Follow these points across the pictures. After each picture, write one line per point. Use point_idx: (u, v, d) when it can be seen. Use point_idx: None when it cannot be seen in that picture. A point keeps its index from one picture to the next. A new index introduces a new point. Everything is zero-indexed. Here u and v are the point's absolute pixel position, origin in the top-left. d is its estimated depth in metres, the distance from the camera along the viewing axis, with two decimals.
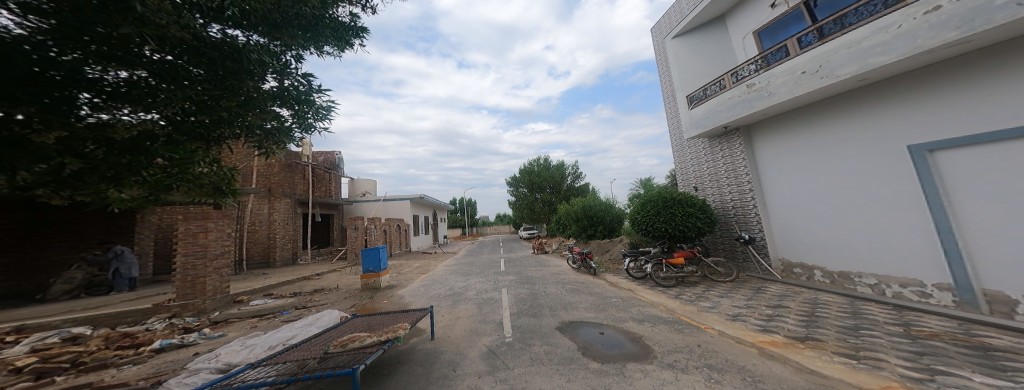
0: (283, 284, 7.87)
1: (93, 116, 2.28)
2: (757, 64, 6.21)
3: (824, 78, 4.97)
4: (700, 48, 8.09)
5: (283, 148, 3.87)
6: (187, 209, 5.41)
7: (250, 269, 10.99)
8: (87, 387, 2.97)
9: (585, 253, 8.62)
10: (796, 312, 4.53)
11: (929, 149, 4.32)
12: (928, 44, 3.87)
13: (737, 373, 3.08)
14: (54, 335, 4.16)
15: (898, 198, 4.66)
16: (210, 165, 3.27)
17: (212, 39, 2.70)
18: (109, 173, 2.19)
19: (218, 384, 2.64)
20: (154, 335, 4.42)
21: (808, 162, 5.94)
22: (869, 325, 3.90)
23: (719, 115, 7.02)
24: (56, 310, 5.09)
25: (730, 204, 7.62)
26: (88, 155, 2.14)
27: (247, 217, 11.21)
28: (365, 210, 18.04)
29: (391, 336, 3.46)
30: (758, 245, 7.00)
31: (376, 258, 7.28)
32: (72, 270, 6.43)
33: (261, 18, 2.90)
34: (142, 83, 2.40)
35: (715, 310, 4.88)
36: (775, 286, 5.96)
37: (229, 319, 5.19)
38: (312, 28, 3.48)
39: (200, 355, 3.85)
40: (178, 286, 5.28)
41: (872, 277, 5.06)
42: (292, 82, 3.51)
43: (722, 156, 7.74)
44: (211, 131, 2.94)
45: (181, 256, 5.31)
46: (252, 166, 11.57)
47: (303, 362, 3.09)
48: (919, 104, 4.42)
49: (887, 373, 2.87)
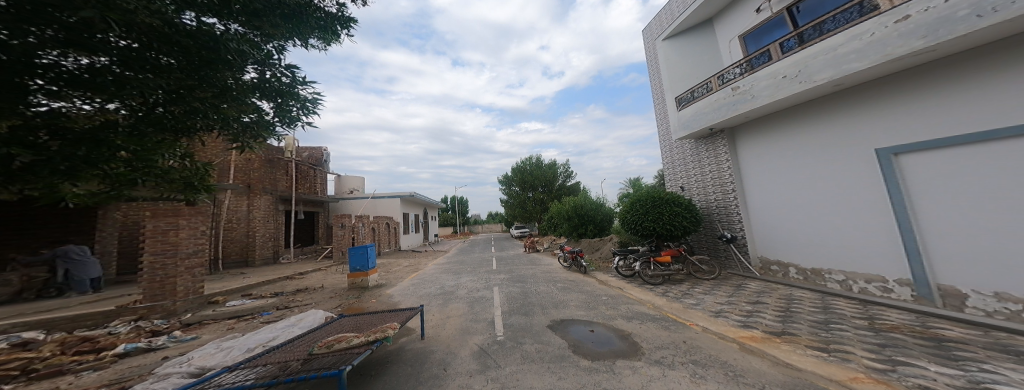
0: (264, 283, 7.52)
1: (47, 104, 2.08)
2: (742, 68, 6.45)
3: (803, 83, 5.19)
4: (688, 52, 8.31)
5: (264, 143, 3.63)
6: (156, 206, 5.06)
7: (227, 268, 10.43)
8: None
9: (575, 251, 8.73)
10: (773, 308, 4.80)
11: (895, 152, 4.64)
12: (896, 52, 4.12)
13: (720, 368, 3.22)
14: (1, 340, 3.83)
15: (866, 199, 5.00)
16: (180, 159, 3.08)
17: (186, 27, 2.44)
18: (63, 166, 1.97)
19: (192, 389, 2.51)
20: (118, 338, 4.12)
21: (786, 164, 6.27)
22: (838, 319, 4.19)
23: (705, 117, 7.26)
24: (1, 313, 4.65)
25: (714, 203, 7.92)
26: (37, 146, 1.94)
27: (224, 214, 10.60)
28: (352, 207, 17.49)
29: (380, 336, 3.36)
30: (739, 243, 7.34)
31: (364, 257, 7.03)
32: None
33: (239, 5, 2.68)
34: (105, 72, 2.17)
35: (699, 307, 5.08)
36: (754, 283, 6.25)
37: (204, 321, 4.91)
38: (296, 17, 3.25)
39: (170, 359, 3.62)
40: (146, 286, 4.91)
41: (841, 274, 5.43)
42: (274, 73, 3.30)
43: (707, 156, 8.02)
44: (181, 123, 2.74)
45: (148, 254, 4.94)
46: (229, 161, 10.94)
47: (285, 364, 2.97)
48: (887, 109, 4.73)
49: (854, 364, 3.09)
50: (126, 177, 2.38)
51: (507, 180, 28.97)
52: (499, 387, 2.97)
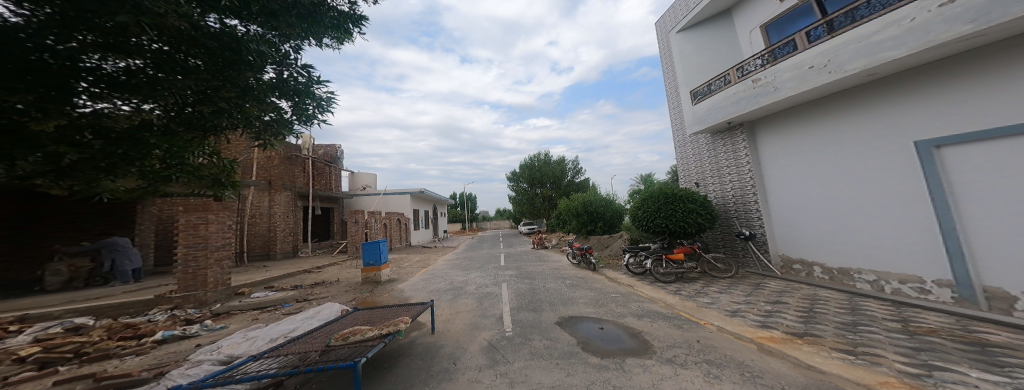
0: (283, 276, 7.90)
1: (90, 106, 2.27)
2: (763, 59, 6.17)
3: (832, 73, 4.93)
4: (704, 43, 8.06)
5: (282, 141, 3.84)
6: (188, 201, 5.41)
7: (251, 261, 11.05)
8: (91, 378, 3.01)
9: (584, 248, 8.62)
10: (795, 308, 4.55)
11: (936, 145, 4.30)
12: (940, 38, 3.83)
13: (736, 368, 3.10)
14: (56, 325, 4.24)
15: (901, 194, 4.67)
16: (208, 157, 3.33)
17: (210, 29, 2.66)
18: (104, 164, 2.22)
19: (221, 376, 2.68)
20: (156, 326, 4.47)
21: (812, 158, 5.93)
22: (867, 321, 3.91)
23: (723, 110, 7.00)
24: (55, 301, 5.13)
25: (732, 200, 7.59)
26: (82, 145, 2.15)
27: (247, 210, 11.23)
28: (365, 203, 18.08)
29: (393, 330, 3.47)
30: (758, 241, 7.00)
31: (376, 251, 7.25)
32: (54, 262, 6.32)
33: (259, 7, 2.88)
34: (140, 74, 2.37)
35: (714, 306, 4.89)
36: (774, 282, 5.95)
37: (230, 311, 5.23)
38: (311, 17, 3.44)
39: (202, 347, 3.88)
40: (180, 278, 5.31)
41: (872, 274, 5.08)
42: (291, 73, 3.49)
43: (724, 151, 7.72)
44: (209, 122, 2.95)
45: (182, 247, 5.32)
46: (251, 159, 11.54)
47: (305, 355, 3.11)
48: (928, 99, 4.39)
49: (884, 368, 2.89)
50: (161, 174, 2.61)
51: (515, 176, 28.93)
52: (507, 382, 2.99)
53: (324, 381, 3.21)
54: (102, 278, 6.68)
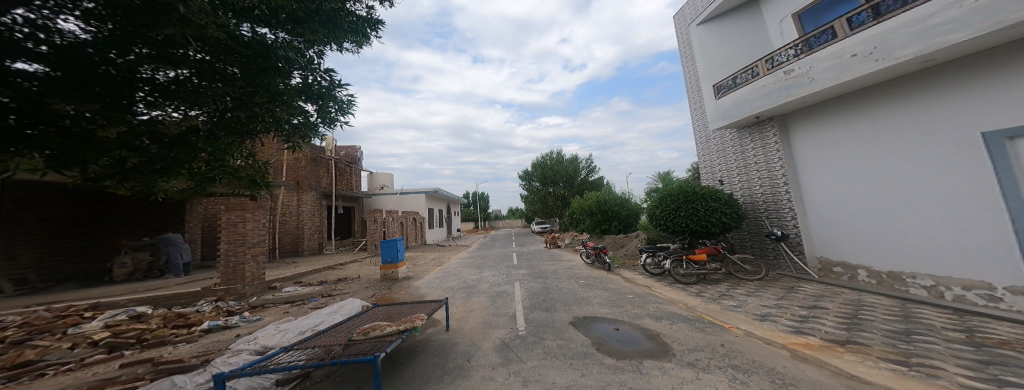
0: (310, 272, 8.42)
1: (147, 113, 2.56)
2: (796, 49, 5.77)
3: (878, 61, 4.50)
4: (728, 35, 7.70)
5: (308, 142, 4.16)
6: (229, 200, 5.95)
7: (282, 257, 11.94)
8: (149, 363, 3.39)
9: (599, 247, 8.39)
10: (835, 314, 4.12)
11: (1008, 136, 3.80)
12: (1013, 18, 3.39)
13: (765, 374, 2.87)
14: (122, 312, 4.82)
15: (964, 191, 4.17)
16: (245, 159, 3.71)
17: (243, 37, 3.04)
18: (159, 166, 2.48)
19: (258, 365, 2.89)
20: (203, 316, 4.95)
21: (852, 152, 5.44)
22: (923, 330, 3.45)
23: (750, 104, 6.60)
24: (122, 290, 5.82)
25: (760, 198, 7.07)
26: (142, 149, 2.47)
27: (279, 209, 12.13)
28: (382, 202, 18.87)
29: (410, 326, 3.60)
30: (792, 242, 6.44)
31: (394, 250, 7.53)
32: (122, 255, 7.20)
33: (286, 15, 3.20)
34: (187, 82, 2.68)
35: (740, 310, 4.56)
36: (810, 286, 5.44)
37: (265, 304, 5.66)
38: (332, 22, 3.72)
39: (242, 337, 4.23)
40: (223, 272, 5.86)
41: (929, 279, 4.52)
42: (316, 77, 3.80)
43: (751, 147, 7.25)
44: (244, 125, 3.29)
45: (225, 243, 5.87)
46: (281, 160, 12.46)
47: (330, 348, 3.30)
48: (997, 84, 3.90)
49: (944, 381, 2.54)
50: (206, 174, 2.95)
51: (527, 175, 28.83)
52: (521, 381, 2.97)
53: (346, 373, 3.37)
54: (160, 271, 7.53)
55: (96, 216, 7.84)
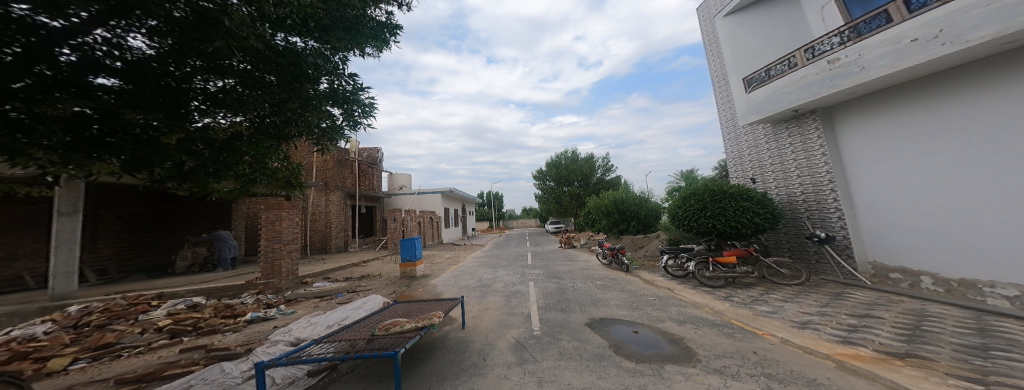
0: (337, 268, 8.95)
1: (200, 121, 2.78)
2: (841, 36, 5.26)
3: (945, 45, 3.98)
4: (760, 23, 7.17)
5: (336, 145, 4.49)
6: (268, 200, 6.46)
7: (313, 254, 12.83)
8: (202, 349, 3.79)
9: (617, 248, 8.07)
10: (893, 324, 3.61)
11: None
12: None
13: (804, 385, 2.57)
14: (181, 302, 5.45)
15: None
16: (282, 161, 4.08)
17: (277, 48, 3.34)
18: (212, 168, 2.80)
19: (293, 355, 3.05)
20: (246, 307, 5.44)
21: (912, 144, 4.82)
22: (1006, 345, 2.92)
23: (787, 97, 6.10)
24: (181, 282, 6.58)
25: (800, 197, 6.45)
26: (198, 153, 2.74)
27: (310, 208, 13.06)
28: (401, 202, 19.65)
29: (427, 323, 3.70)
30: (837, 245, 5.79)
31: (413, 248, 7.79)
32: (184, 250, 8.16)
33: (314, 24, 3.52)
34: (233, 90, 3.02)
35: (776, 316, 4.14)
36: (862, 293, 4.84)
37: (298, 298, 6.10)
38: (354, 28, 4.01)
39: (279, 328, 4.59)
40: (263, 267, 6.43)
41: (1014, 288, 3.86)
42: (341, 82, 4.10)
43: (788, 142, 6.67)
44: (280, 129, 3.64)
45: (266, 240, 6.47)
46: (312, 162, 13.42)
47: (354, 342, 3.44)
48: None
49: None
50: (250, 176, 3.27)
51: (541, 174, 28.53)
52: (536, 381, 2.92)
53: (369, 367, 3.49)
54: (213, 264, 8.43)
55: (161, 215, 8.93)
